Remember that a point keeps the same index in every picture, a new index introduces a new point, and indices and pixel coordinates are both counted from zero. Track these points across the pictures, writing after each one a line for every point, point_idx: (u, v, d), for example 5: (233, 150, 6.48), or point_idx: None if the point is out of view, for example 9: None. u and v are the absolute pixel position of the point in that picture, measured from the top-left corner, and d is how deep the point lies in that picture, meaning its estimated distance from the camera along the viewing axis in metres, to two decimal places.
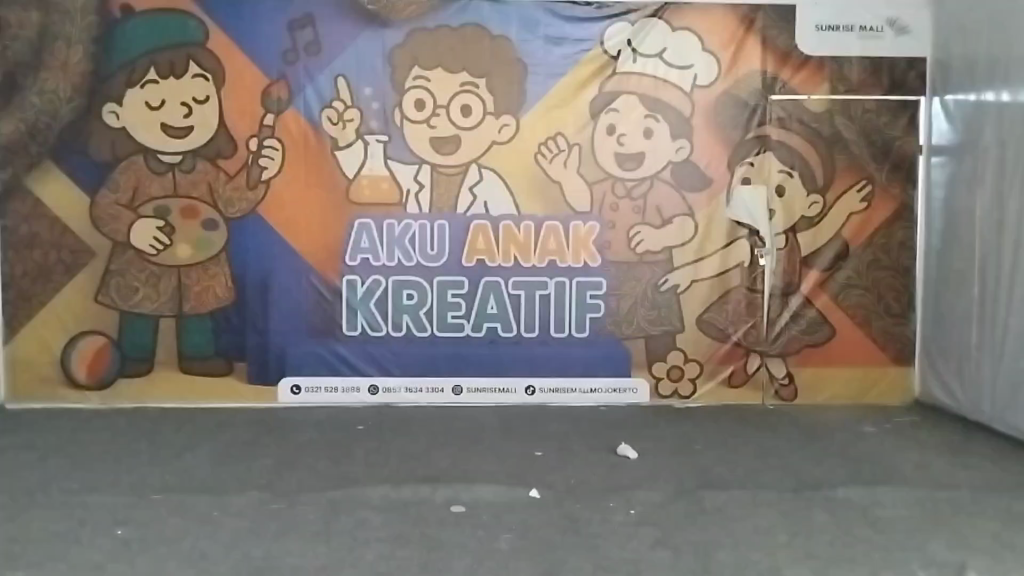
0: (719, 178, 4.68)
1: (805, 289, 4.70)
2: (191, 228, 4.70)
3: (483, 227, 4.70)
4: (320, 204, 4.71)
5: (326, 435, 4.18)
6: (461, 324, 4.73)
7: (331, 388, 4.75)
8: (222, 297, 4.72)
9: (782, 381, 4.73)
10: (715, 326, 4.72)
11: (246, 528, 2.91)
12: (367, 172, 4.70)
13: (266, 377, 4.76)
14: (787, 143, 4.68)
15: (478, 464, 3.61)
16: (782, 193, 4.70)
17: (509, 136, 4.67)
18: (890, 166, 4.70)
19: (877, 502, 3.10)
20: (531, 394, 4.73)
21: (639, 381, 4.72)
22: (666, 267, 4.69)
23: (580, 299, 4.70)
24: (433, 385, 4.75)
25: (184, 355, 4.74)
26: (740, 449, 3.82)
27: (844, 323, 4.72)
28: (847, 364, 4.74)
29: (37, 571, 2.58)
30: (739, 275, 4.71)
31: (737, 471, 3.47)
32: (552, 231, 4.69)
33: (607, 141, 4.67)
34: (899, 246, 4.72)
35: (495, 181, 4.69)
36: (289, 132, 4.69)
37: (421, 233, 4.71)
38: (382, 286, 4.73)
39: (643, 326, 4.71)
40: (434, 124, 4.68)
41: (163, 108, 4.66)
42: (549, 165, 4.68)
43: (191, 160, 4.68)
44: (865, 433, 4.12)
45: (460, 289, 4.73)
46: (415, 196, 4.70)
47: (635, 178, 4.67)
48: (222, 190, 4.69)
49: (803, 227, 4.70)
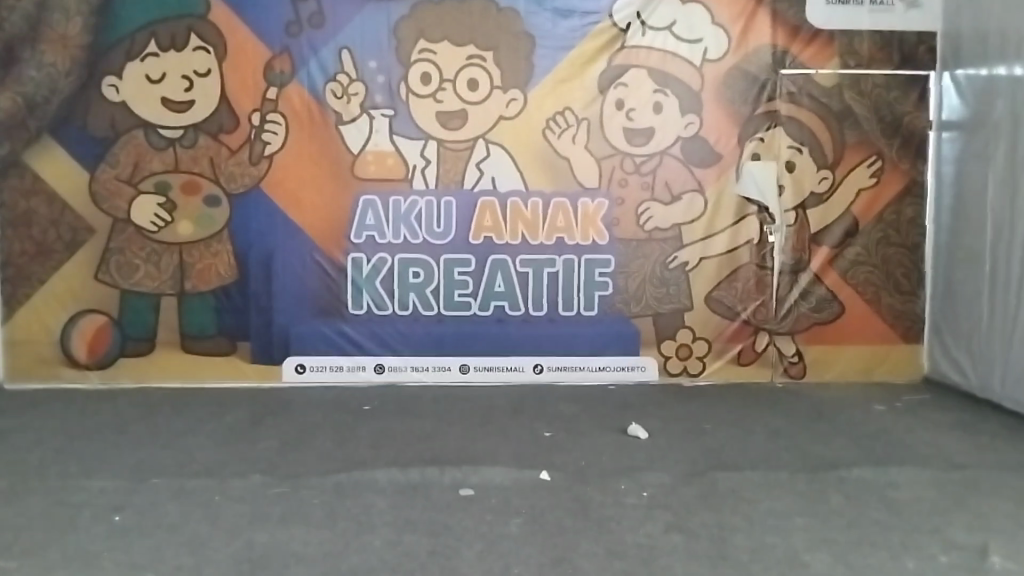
0: (729, 153, 4.60)
1: (814, 266, 4.63)
2: (192, 205, 4.66)
3: (490, 204, 4.64)
4: (325, 180, 4.64)
5: (332, 417, 4.14)
6: (468, 302, 4.68)
7: (337, 367, 4.71)
8: (225, 275, 4.68)
9: (790, 359, 4.69)
10: (724, 304, 4.67)
11: (252, 515, 2.88)
12: (372, 148, 4.63)
13: (271, 356, 4.72)
14: (797, 118, 4.59)
15: (487, 445, 3.59)
16: (792, 168, 4.62)
17: (517, 111, 4.59)
18: (900, 142, 4.61)
19: (891, 483, 3.08)
20: (538, 372, 4.70)
21: (647, 360, 4.69)
22: (675, 244, 4.64)
23: (588, 277, 4.66)
24: (440, 363, 4.71)
25: (186, 334, 4.71)
26: (752, 427, 3.80)
27: (854, 301, 4.66)
28: (857, 341, 4.69)
29: (33, 560, 2.56)
30: (749, 252, 4.65)
31: (748, 451, 3.45)
32: (560, 208, 4.63)
33: (615, 116, 4.59)
34: (910, 223, 4.64)
35: (502, 158, 4.62)
36: (292, 105, 4.61)
37: (427, 210, 4.65)
38: (387, 265, 4.67)
39: (652, 304, 4.66)
40: (440, 98, 4.59)
41: (163, 81, 4.59)
42: (557, 140, 4.61)
43: (192, 134, 4.62)
44: (876, 411, 4.10)
45: (467, 267, 4.67)
46: (421, 172, 4.63)
47: (645, 154, 4.60)
48: (224, 165, 4.64)
49: (813, 203, 4.63)
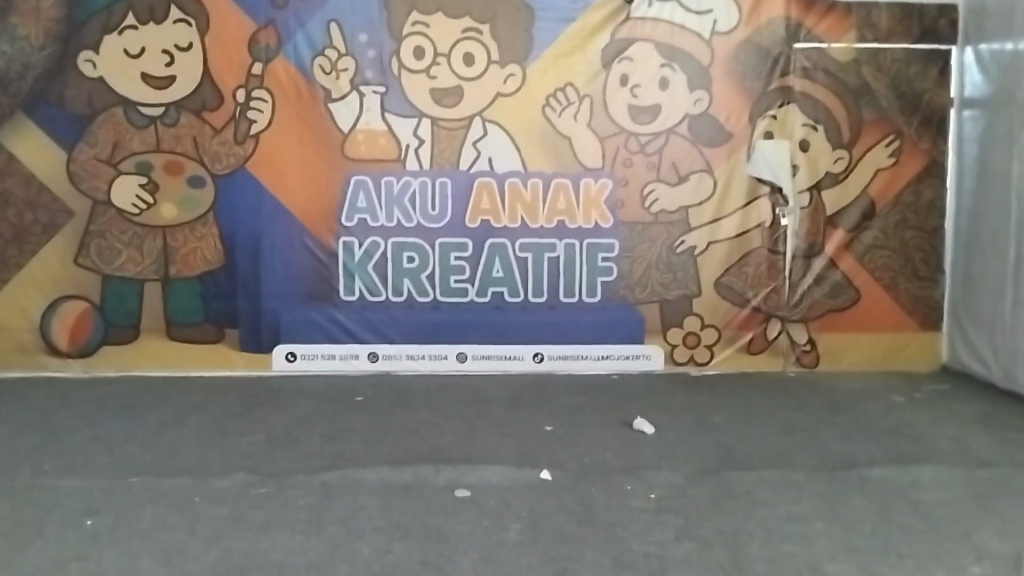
0: (739, 132, 4.36)
1: (828, 250, 4.42)
2: (176, 186, 4.44)
3: (487, 184, 4.42)
4: (314, 160, 4.41)
5: (322, 408, 3.94)
6: (465, 288, 4.47)
7: (328, 355, 4.51)
8: (210, 260, 4.47)
9: (803, 347, 4.49)
10: (734, 290, 4.46)
11: (232, 518, 2.69)
12: (363, 126, 4.40)
13: (260, 344, 4.52)
14: (812, 94, 4.35)
15: (485, 441, 3.39)
16: (806, 147, 4.38)
17: (515, 87, 4.35)
18: (919, 120, 4.37)
19: (916, 483, 2.88)
20: (539, 361, 4.49)
21: (653, 348, 4.48)
22: (682, 227, 4.42)
23: (591, 261, 4.44)
24: (436, 352, 4.50)
25: (171, 321, 4.50)
26: (764, 420, 3.60)
27: (869, 287, 4.44)
28: (873, 329, 4.48)
29: None
30: (760, 236, 4.43)
31: (762, 447, 3.25)
32: (561, 189, 4.41)
33: (620, 93, 4.35)
34: (929, 205, 4.42)
35: (500, 137, 4.39)
36: (279, 81, 4.38)
37: (421, 191, 4.43)
38: (380, 249, 4.46)
39: (657, 290, 4.45)
40: (434, 74, 4.36)
41: (143, 56, 4.37)
42: (558, 118, 4.37)
43: (174, 112, 4.40)
44: (894, 403, 3.91)
45: (463, 252, 4.46)
46: (414, 152, 4.41)
47: (651, 132, 4.37)
48: (208, 145, 4.42)
49: (828, 184, 4.40)
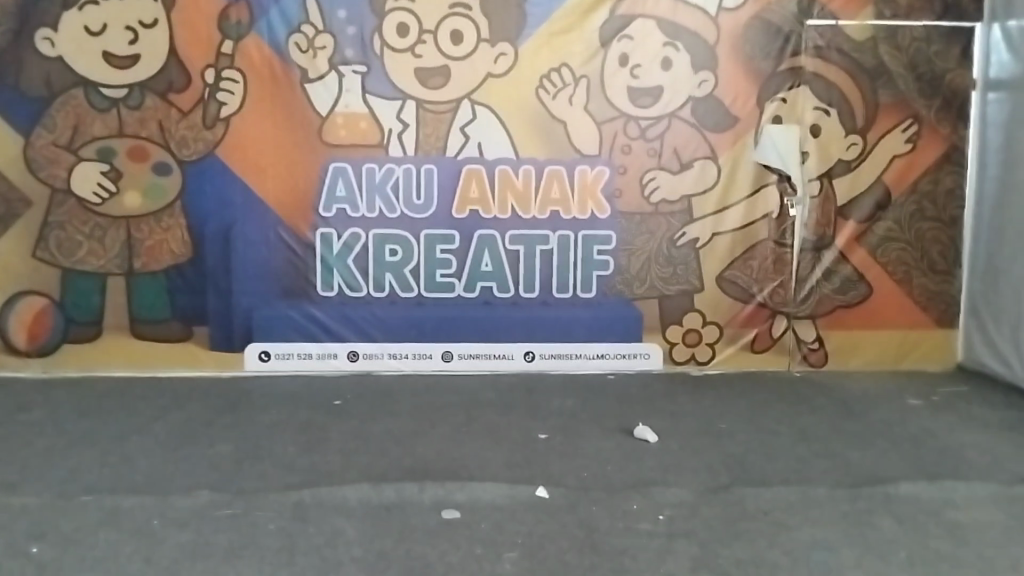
0: (746, 116, 4.07)
1: (839, 243, 4.14)
2: (140, 174, 4.12)
3: (476, 172, 4.12)
4: (290, 146, 4.10)
5: (298, 413, 3.65)
6: (452, 283, 4.18)
7: (305, 354, 4.21)
8: (178, 254, 4.16)
9: (810, 346, 4.22)
10: (738, 285, 4.18)
11: (192, 545, 2.39)
12: (342, 109, 4.08)
13: (231, 343, 4.22)
14: (823, 76, 4.07)
15: (474, 452, 3.12)
16: (816, 133, 4.10)
17: (507, 68, 4.05)
18: (939, 103, 4.10)
19: (949, 502, 2.64)
20: (530, 360, 4.21)
21: (652, 347, 4.21)
22: (684, 218, 4.14)
23: (587, 255, 4.15)
24: (420, 351, 4.21)
25: (136, 319, 4.19)
26: (774, 427, 3.34)
27: (882, 281, 4.18)
28: (884, 326, 4.21)
29: None
30: (767, 228, 4.15)
31: (776, 459, 2.99)
32: (555, 176, 4.11)
33: (619, 73, 4.05)
34: (947, 194, 4.15)
35: (490, 120, 4.09)
36: (251, 61, 4.06)
37: (405, 179, 4.12)
38: (361, 241, 4.16)
39: (657, 285, 4.17)
40: (420, 52, 4.05)
41: (105, 33, 4.03)
42: (552, 101, 4.07)
43: (138, 94, 4.07)
44: (911, 406, 3.66)
45: (450, 244, 4.16)
46: (398, 136, 4.10)
47: (652, 117, 4.07)
48: (175, 129, 4.10)
49: (840, 172, 4.12)
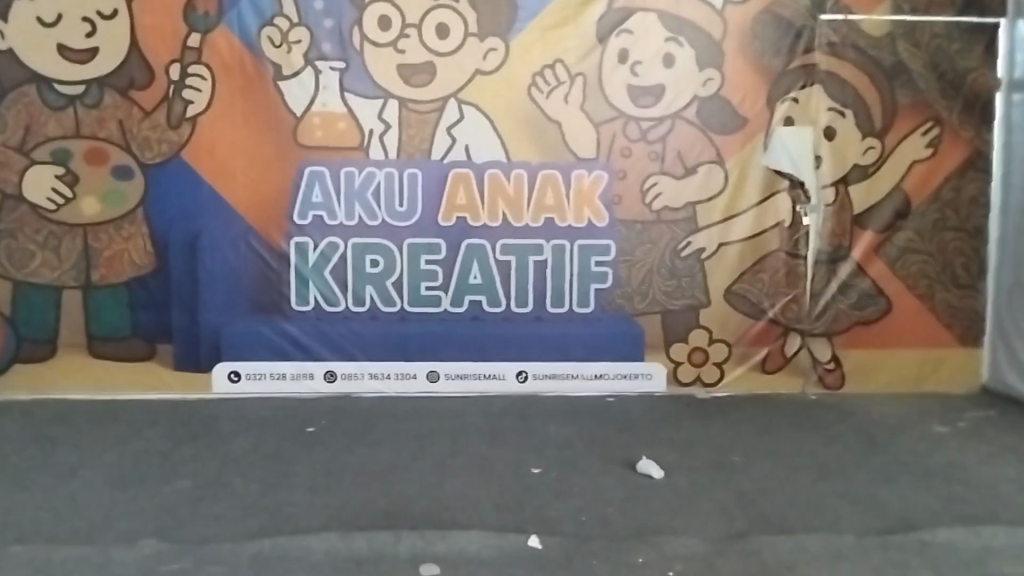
0: (756, 117, 3.77)
1: (856, 254, 3.84)
2: (99, 178, 3.78)
3: (464, 176, 3.80)
4: (262, 148, 3.77)
5: (267, 442, 3.33)
6: (438, 297, 3.86)
7: (278, 375, 3.88)
8: (140, 265, 3.82)
9: (825, 365, 3.92)
10: (747, 300, 3.88)
11: None
12: (319, 108, 3.76)
13: (198, 362, 3.88)
14: (838, 74, 3.77)
15: (459, 495, 2.82)
16: (831, 136, 3.81)
17: (497, 64, 3.73)
18: (962, 104, 3.81)
19: (991, 552, 2.35)
20: (523, 381, 3.90)
21: (654, 367, 3.90)
22: (689, 227, 3.83)
23: (584, 266, 3.84)
24: (403, 371, 3.89)
25: (94, 336, 3.85)
26: (791, 463, 3.07)
27: (902, 295, 3.88)
28: (904, 343, 3.92)
29: None
30: (778, 238, 3.85)
31: (795, 502, 2.71)
32: (549, 182, 3.80)
33: (618, 71, 3.74)
34: (971, 202, 3.86)
35: (479, 121, 3.77)
36: (219, 55, 3.73)
37: (387, 184, 3.80)
38: (339, 251, 3.83)
39: (660, 299, 3.86)
40: (402, 47, 3.73)
41: (60, 25, 3.70)
42: (546, 100, 3.76)
43: (96, 91, 3.74)
44: (936, 436, 3.37)
45: (435, 254, 3.84)
46: (379, 138, 3.78)
47: (654, 117, 3.77)
48: (137, 130, 3.76)
49: (856, 178, 3.83)
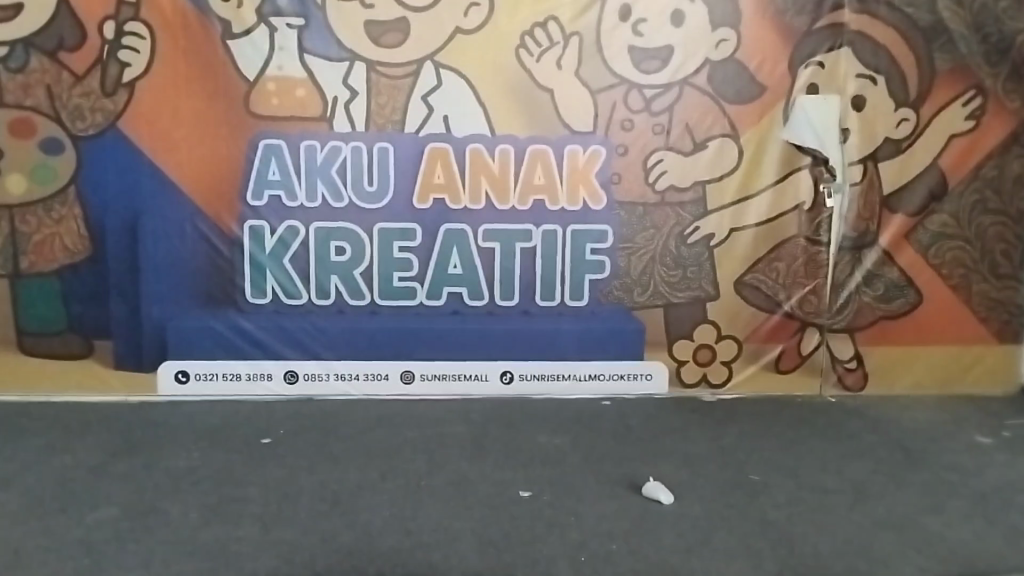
0: (775, 85, 3.31)
1: (885, 240, 3.41)
2: (25, 152, 3.30)
3: (441, 151, 3.34)
4: (210, 118, 3.29)
5: (214, 455, 2.89)
6: (412, 289, 3.41)
7: (232, 375, 3.44)
8: (74, 252, 3.35)
9: (846, 365, 3.51)
10: (761, 291, 3.45)
11: None
12: (275, 73, 3.28)
13: (141, 361, 3.43)
14: (870, 35, 3.31)
15: (435, 528, 2.41)
16: (859, 106, 3.36)
17: (479, 22, 3.25)
18: (1008, 70, 3.35)
19: None
20: (507, 383, 3.47)
21: (656, 367, 3.47)
22: (697, 210, 3.39)
23: (578, 254, 3.39)
24: (374, 371, 3.46)
25: (23, 331, 3.39)
26: (818, 489, 2.68)
27: (934, 287, 3.46)
28: (935, 341, 3.50)
29: None
30: (797, 222, 3.41)
31: (827, 549, 2.34)
32: (538, 158, 3.34)
33: (618, 30, 3.27)
34: (1015, 182, 3.42)
35: (458, 88, 3.30)
36: (159, 10, 3.23)
37: (354, 161, 3.33)
38: (301, 237, 3.37)
39: (663, 291, 3.43)
40: (371, 2, 3.24)
41: None
42: (535, 64, 3.28)
43: (20, 52, 3.24)
44: (976, 453, 2.99)
45: (409, 240, 3.38)
46: (344, 107, 3.30)
47: (659, 84, 3.30)
48: (66, 97, 3.27)
49: (887, 154, 3.38)
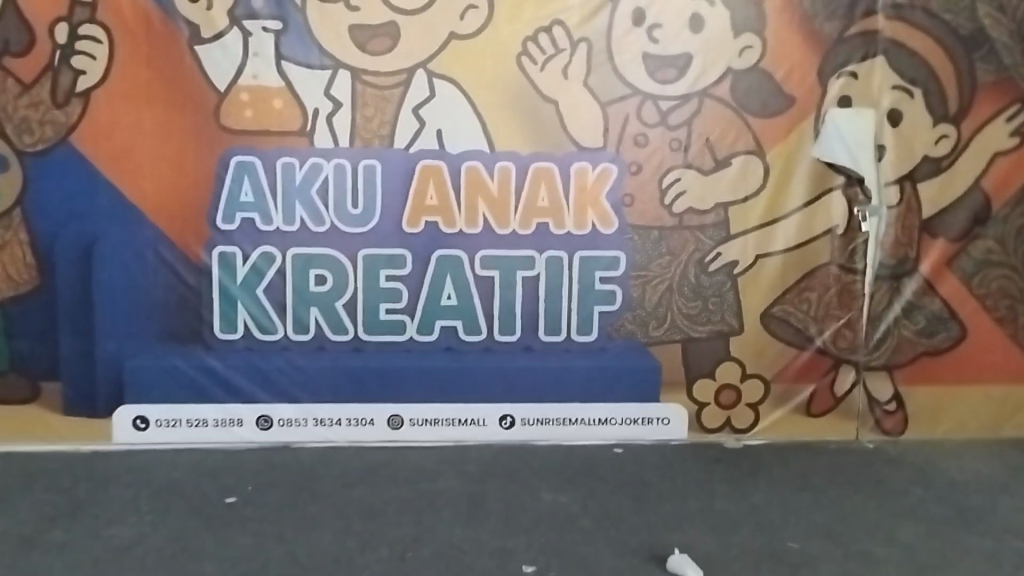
0: (804, 97, 3.00)
1: (924, 268, 3.09)
2: None
3: (435, 169, 2.99)
4: (174, 132, 2.93)
5: (169, 519, 2.50)
6: (401, 323, 3.05)
7: (197, 422, 3.06)
8: (18, 282, 2.97)
9: (883, 406, 3.17)
10: (791, 325, 3.11)
11: None
12: (248, 82, 2.93)
13: (94, 405, 3.03)
14: (906, 43, 3.01)
15: None
16: (896, 120, 3.04)
17: (477, 26, 2.92)
18: None
19: None
20: (507, 428, 3.10)
21: (673, 409, 3.12)
22: (718, 234, 3.06)
23: (587, 283, 3.04)
24: (357, 416, 3.08)
25: None
26: (867, 559, 2.33)
27: (979, 320, 3.13)
28: (980, 379, 3.16)
29: None
30: (829, 248, 3.09)
31: None
32: (542, 176, 3.00)
33: (631, 36, 2.95)
34: None
35: (454, 99, 2.96)
36: (118, 12, 2.87)
37: (336, 180, 2.98)
38: (276, 265, 3.00)
39: (681, 325, 3.09)
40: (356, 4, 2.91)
41: None
42: (539, 73, 2.95)
43: None
44: None
45: (398, 269, 3.02)
46: (325, 119, 2.95)
47: (676, 96, 2.98)
48: (12, 108, 2.90)
49: (926, 174, 3.07)
